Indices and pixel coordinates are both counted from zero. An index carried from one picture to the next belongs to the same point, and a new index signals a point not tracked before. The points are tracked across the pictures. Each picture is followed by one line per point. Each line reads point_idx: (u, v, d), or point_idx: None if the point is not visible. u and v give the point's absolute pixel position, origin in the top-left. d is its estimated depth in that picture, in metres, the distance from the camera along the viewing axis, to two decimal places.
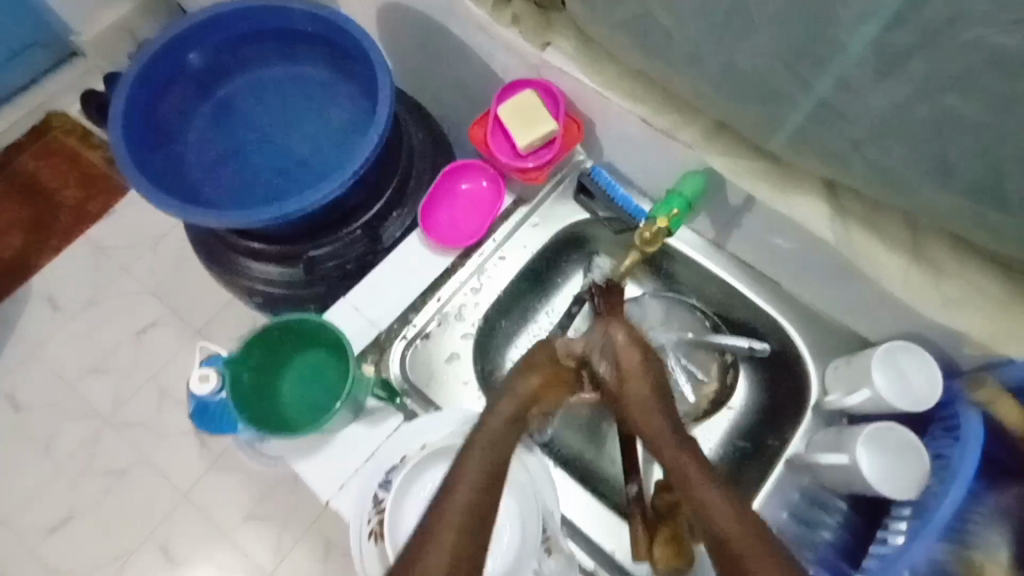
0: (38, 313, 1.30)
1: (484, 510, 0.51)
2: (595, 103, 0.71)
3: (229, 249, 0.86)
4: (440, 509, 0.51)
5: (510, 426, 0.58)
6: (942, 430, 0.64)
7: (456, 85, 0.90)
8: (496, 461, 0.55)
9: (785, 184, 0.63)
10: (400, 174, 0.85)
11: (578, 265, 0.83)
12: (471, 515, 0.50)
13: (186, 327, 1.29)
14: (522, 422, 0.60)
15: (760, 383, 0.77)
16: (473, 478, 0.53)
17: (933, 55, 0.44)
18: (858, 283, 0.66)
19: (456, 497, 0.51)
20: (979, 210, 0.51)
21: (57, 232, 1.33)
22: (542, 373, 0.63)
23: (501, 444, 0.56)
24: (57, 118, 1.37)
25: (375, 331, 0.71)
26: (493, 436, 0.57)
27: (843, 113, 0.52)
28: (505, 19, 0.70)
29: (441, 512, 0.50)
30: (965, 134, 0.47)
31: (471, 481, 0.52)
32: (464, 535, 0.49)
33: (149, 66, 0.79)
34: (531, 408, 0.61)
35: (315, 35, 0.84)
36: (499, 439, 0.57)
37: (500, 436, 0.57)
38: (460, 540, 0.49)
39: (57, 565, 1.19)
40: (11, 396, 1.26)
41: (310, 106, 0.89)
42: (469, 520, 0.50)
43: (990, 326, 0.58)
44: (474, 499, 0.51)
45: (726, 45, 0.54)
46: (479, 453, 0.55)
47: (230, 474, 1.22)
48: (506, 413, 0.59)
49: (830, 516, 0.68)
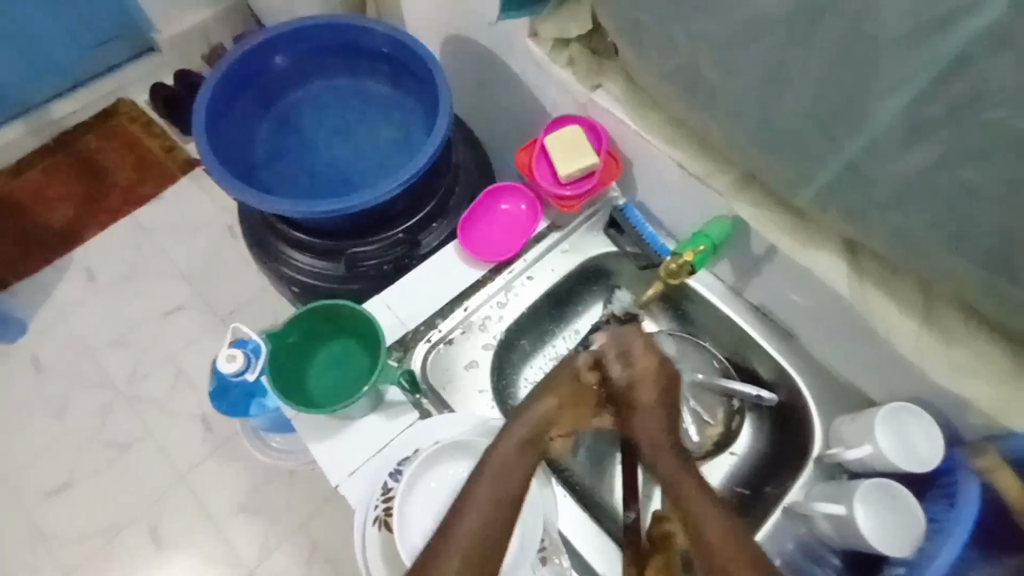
0: (75, 282, 1.35)
1: (490, 537, 0.56)
2: (635, 143, 0.76)
3: (275, 238, 0.91)
4: (447, 535, 0.56)
5: (522, 450, 0.61)
6: (940, 496, 0.64)
7: (505, 115, 0.96)
8: (506, 485, 0.58)
9: (807, 239, 0.67)
10: (444, 189, 0.91)
11: (600, 296, 0.86)
12: (478, 542, 0.56)
13: (210, 313, 1.34)
14: (535, 447, 0.62)
15: (763, 431, 0.79)
16: (483, 508, 0.57)
17: (954, 129, 0.48)
18: (869, 340, 0.68)
19: (461, 526, 0.56)
20: (989, 279, 0.54)
21: (104, 208, 1.40)
22: (559, 396, 0.64)
23: (513, 468, 0.59)
24: (126, 106, 1.47)
25: (402, 330, 0.76)
26: (502, 460, 0.59)
27: (868, 175, 0.55)
28: (562, 59, 0.77)
29: (448, 539, 0.56)
30: (980, 205, 0.50)
31: (479, 510, 0.57)
32: (470, 560, 0.55)
33: (234, 66, 0.86)
34: (546, 432, 0.63)
35: (387, 55, 0.91)
36: (509, 464, 0.59)
37: (512, 461, 0.60)
38: (468, 563, 0.55)
39: (48, 530, 1.20)
40: (35, 357, 1.30)
41: (371, 117, 0.95)
42: (476, 546, 0.56)
43: (993, 395, 0.60)
44: (479, 527, 0.56)
45: (765, 102, 0.59)
46: (489, 480, 0.58)
47: (231, 461, 1.24)
48: (514, 438, 0.61)
49: (823, 570, 0.69)
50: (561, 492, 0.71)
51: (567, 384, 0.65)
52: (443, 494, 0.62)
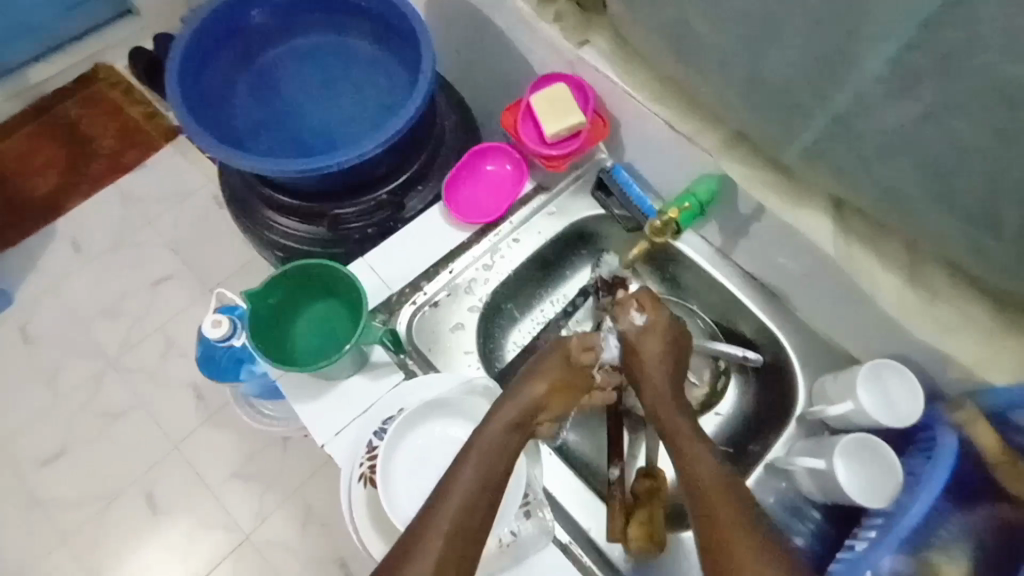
0: (60, 252, 1.34)
1: (477, 516, 0.54)
2: (623, 102, 0.74)
3: (258, 202, 0.89)
4: (431, 511, 0.54)
5: (510, 431, 0.60)
6: (918, 450, 0.65)
7: (492, 76, 0.94)
8: (494, 465, 0.57)
9: (796, 196, 0.67)
10: (429, 151, 0.89)
11: (587, 260, 0.86)
12: (464, 524, 0.53)
13: (198, 282, 1.33)
14: (526, 430, 0.61)
15: (748, 391, 0.80)
16: (469, 485, 0.55)
17: (944, 78, 0.48)
18: (854, 299, 0.68)
19: (449, 504, 0.54)
20: (973, 235, 0.53)
21: (86, 178, 1.37)
22: (548, 380, 0.64)
23: (501, 450, 0.58)
24: (104, 71, 1.43)
25: (386, 292, 0.75)
26: (492, 440, 0.58)
27: (855, 128, 0.55)
28: (548, 14, 0.75)
29: (432, 515, 0.54)
30: (964, 157, 0.50)
31: (466, 488, 0.55)
32: (452, 542, 0.53)
33: (208, 22, 0.84)
34: (536, 415, 0.62)
35: (368, 11, 0.89)
36: (499, 443, 0.58)
37: (500, 443, 0.59)
38: (452, 545, 0.52)
39: (42, 498, 1.20)
40: (23, 327, 1.29)
41: (352, 75, 0.92)
42: (460, 526, 0.53)
43: (974, 351, 0.60)
44: (464, 508, 0.54)
45: (753, 54, 0.57)
46: (476, 459, 0.57)
47: (224, 429, 1.25)
48: (504, 419, 0.60)
49: (804, 523, 0.70)
50: (546, 451, 0.72)
51: (556, 367, 0.66)
52: (430, 451, 0.63)
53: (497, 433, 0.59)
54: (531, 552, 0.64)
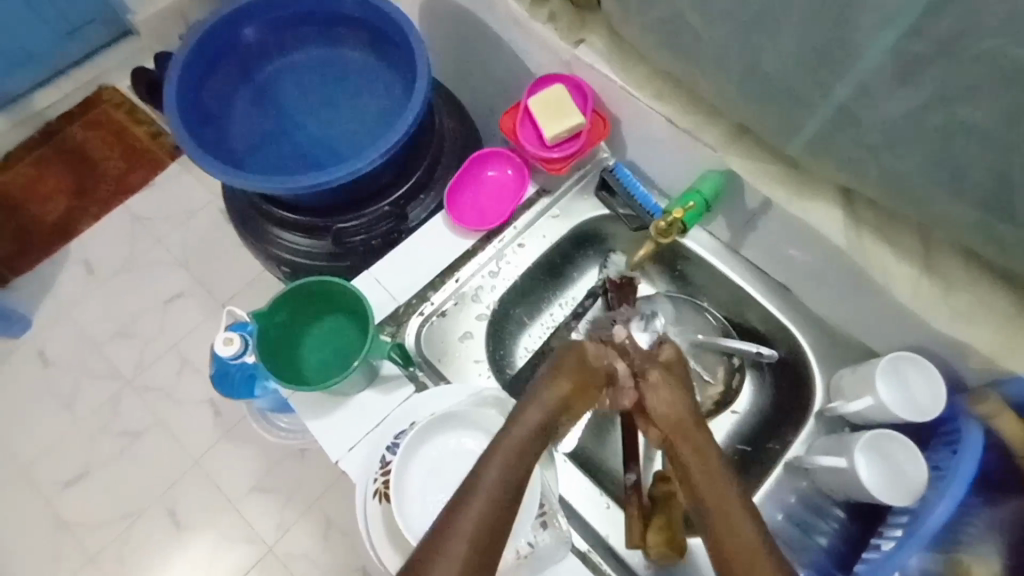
0: (74, 275, 1.35)
1: (498, 524, 0.52)
2: (622, 101, 0.73)
3: (263, 219, 0.90)
4: (450, 523, 0.52)
5: (533, 438, 0.57)
6: (942, 444, 0.64)
7: (490, 79, 0.94)
8: (516, 471, 0.55)
9: (802, 189, 0.65)
10: (429, 160, 0.89)
11: (595, 260, 0.85)
12: (482, 535, 0.51)
13: (210, 298, 1.34)
14: (547, 434, 0.59)
15: (766, 388, 0.79)
16: (490, 492, 0.53)
17: (949, 64, 0.46)
18: (869, 292, 0.67)
19: (467, 515, 0.52)
20: (990, 223, 0.51)
21: (96, 201, 1.39)
22: (572, 380, 0.61)
23: (523, 455, 0.56)
24: (108, 93, 1.45)
25: (392, 306, 0.75)
26: (511, 446, 0.56)
27: (861, 119, 0.53)
28: (541, 15, 0.74)
29: (450, 528, 0.51)
30: (975, 145, 0.48)
31: (488, 495, 0.53)
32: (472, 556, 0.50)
33: (201, 42, 0.84)
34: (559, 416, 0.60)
35: (361, 22, 0.89)
36: (522, 449, 0.56)
37: (522, 447, 0.56)
38: (470, 555, 0.50)
39: (69, 518, 1.22)
40: (41, 350, 1.31)
41: (348, 87, 0.93)
42: (482, 537, 0.51)
43: (1000, 342, 0.58)
44: (484, 519, 0.51)
45: (751, 48, 0.56)
46: (498, 464, 0.55)
47: (243, 443, 1.26)
48: (529, 424, 0.58)
49: (826, 522, 0.69)
50: (561, 458, 0.71)
51: (573, 367, 0.63)
52: (444, 463, 0.62)
53: (524, 435, 0.56)
54: (551, 562, 0.63)
